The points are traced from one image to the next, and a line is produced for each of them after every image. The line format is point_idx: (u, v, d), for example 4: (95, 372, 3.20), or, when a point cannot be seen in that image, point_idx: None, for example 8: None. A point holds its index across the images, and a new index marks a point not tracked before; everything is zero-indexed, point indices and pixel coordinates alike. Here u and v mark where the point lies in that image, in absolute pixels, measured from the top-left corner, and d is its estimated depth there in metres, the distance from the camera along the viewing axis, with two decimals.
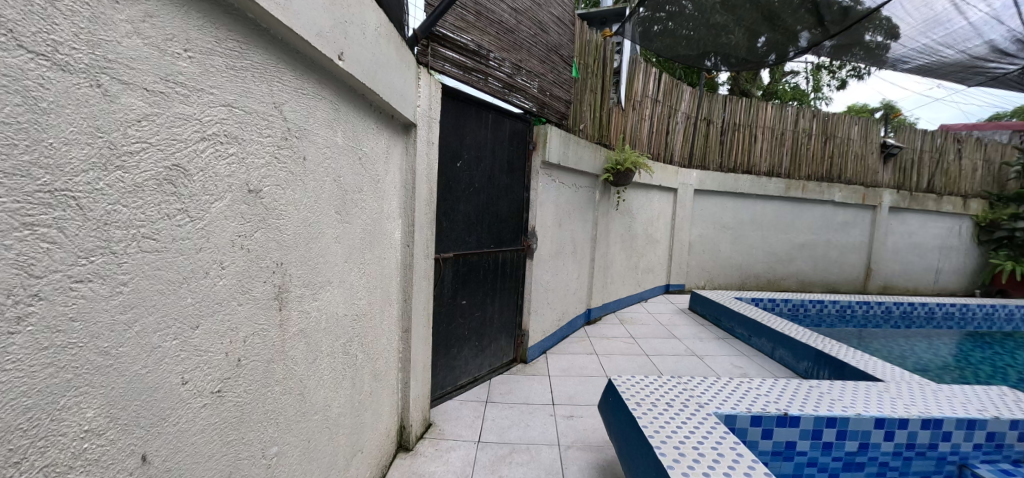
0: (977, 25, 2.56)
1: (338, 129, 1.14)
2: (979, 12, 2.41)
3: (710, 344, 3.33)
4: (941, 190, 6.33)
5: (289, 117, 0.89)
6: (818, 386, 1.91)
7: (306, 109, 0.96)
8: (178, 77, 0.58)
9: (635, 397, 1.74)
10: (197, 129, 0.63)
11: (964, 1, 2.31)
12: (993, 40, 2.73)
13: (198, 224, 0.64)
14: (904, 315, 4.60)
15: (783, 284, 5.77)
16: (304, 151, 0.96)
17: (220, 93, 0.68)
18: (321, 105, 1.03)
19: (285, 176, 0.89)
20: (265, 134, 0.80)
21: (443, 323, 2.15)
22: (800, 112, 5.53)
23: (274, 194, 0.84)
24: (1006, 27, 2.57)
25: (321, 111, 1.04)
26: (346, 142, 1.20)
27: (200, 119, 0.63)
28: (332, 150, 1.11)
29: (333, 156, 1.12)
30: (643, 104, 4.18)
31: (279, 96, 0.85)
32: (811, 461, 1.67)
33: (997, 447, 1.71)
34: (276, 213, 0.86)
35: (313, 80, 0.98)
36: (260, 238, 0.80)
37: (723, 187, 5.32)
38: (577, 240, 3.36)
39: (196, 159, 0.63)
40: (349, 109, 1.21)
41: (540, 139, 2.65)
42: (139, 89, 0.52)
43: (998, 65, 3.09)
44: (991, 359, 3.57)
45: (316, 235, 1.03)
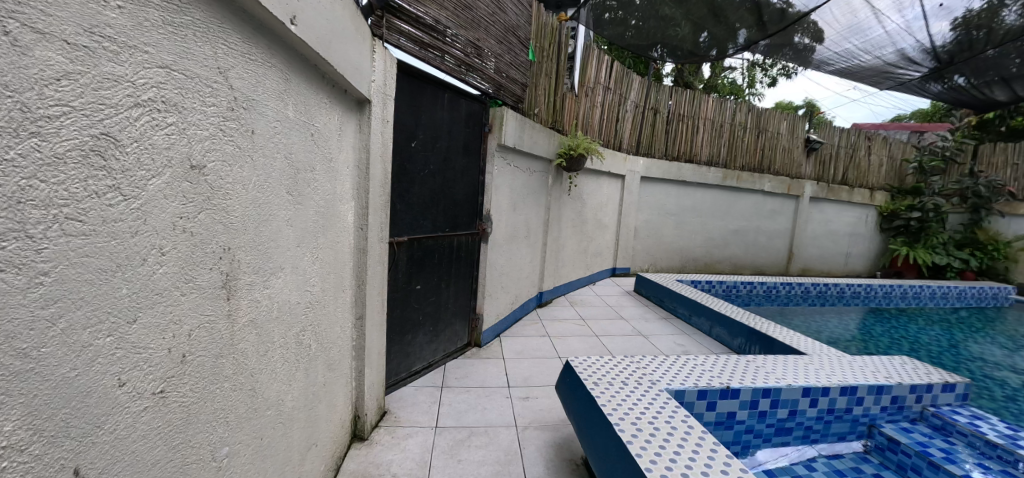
0: (892, 33, 2.73)
1: (289, 101, 1.04)
2: (894, 21, 2.58)
3: (655, 324, 3.59)
4: (853, 183, 7.29)
5: (235, 85, 0.79)
6: (754, 361, 2.12)
7: (254, 78, 0.86)
8: (106, 29, 0.50)
9: (593, 377, 1.84)
10: (129, 93, 0.54)
11: (882, 10, 2.46)
12: (904, 48, 2.91)
13: (134, 204, 0.56)
14: (820, 294, 5.29)
15: (718, 266, 6.35)
16: (253, 124, 0.87)
17: (156, 52, 0.58)
18: (271, 74, 0.94)
19: (231, 151, 0.79)
20: (208, 103, 0.71)
21: (397, 309, 2.10)
22: (738, 106, 6.00)
23: (220, 170, 0.75)
24: (915, 37, 2.75)
25: (271, 80, 0.94)
26: (298, 117, 1.10)
27: (133, 81, 0.55)
28: (283, 124, 1.01)
29: (284, 130, 1.02)
30: (596, 91, 4.26)
31: (224, 61, 0.75)
32: (749, 429, 1.86)
33: (898, 409, 2.03)
34: (223, 192, 0.77)
35: (262, 45, 0.88)
36: (205, 219, 0.72)
37: (667, 175, 5.65)
38: (532, 224, 3.38)
39: (129, 128, 0.54)
40: (301, 80, 1.11)
41: (496, 122, 2.58)
42: (58, 42, 0.44)
43: (906, 72, 3.28)
44: (889, 332, 4.20)
45: (268, 217, 0.96)
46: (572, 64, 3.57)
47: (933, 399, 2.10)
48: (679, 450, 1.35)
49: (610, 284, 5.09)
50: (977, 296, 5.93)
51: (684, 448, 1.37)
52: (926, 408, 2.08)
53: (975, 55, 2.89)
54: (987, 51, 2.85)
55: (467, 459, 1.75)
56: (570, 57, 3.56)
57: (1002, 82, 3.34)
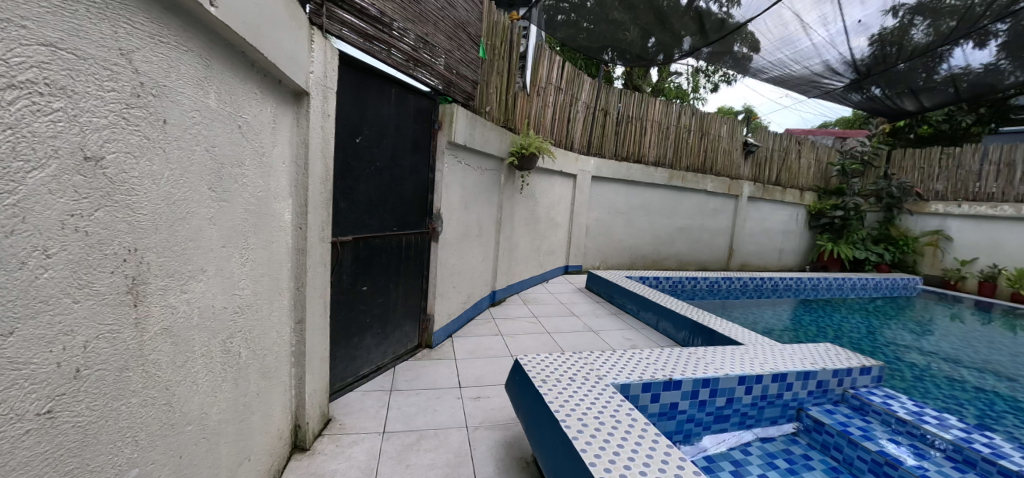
0: (818, 46, 2.86)
1: (210, 90, 1.02)
2: (819, 34, 2.71)
3: (605, 319, 3.67)
4: (785, 183, 7.74)
5: (141, 68, 0.77)
6: (696, 352, 2.15)
7: (165, 63, 0.84)
8: None
9: (541, 374, 1.81)
10: (2, 75, 0.52)
11: (809, 23, 2.58)
12: (828, 61, 3.05)
13: (9, 199, 0.54)
14: (757, 288, 5.57)
15: (665, 263, 6.55)
16: (164, 112, 0.85)
17: (36, 29, 0.57)
18: (187, 61, 0.92)
19: (137, 142, 0.77)
20: (106, 87, 0.70)
21: (342, 312, 2.03)
22: (683, 109, 6.23)
23: (122, 163, 0.73)
24: (838, 50, 2.89)
25: (187, 66, 0.91)
26: (220, 106, 1.07)
27: (6, 61, 0.53)
28: (203, 115, 0.99)
29: (204, 121, 1.00)
30: (547, 90, 4.30)
31: (126, 43, 0.73)
32: (689, 418, 1.87)
33: (823, 392, 2.14)
34: (126, 186, 0.75)
35: (176, 26, 0.86)
36: (103, 217, 0.70)
37: (616, 174, 5.74)
38: (485, 222, 3.36)
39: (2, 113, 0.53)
40: (224, 68, 1.08)
41: (446, 119, 2.57)
42: None
43: (830, 82, 3.41)
44: (817, 320, 4.49)
45: (182, 216, 0.93)
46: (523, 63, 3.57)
47: (851, 382, 2.23)
48: (622, 444, 1.38)
49: (563, 282, 5.15)
50: (890, 287, 6.48)
51: (627, 441, 1.40)
52: (846, 390, 2.22)
53: (887, 68, 3.04)
54: (897, 65, 3.00)
55: (415, 463, 1.71)
56: (523, 56, 3.56)
57: (914, 94, 3.51)
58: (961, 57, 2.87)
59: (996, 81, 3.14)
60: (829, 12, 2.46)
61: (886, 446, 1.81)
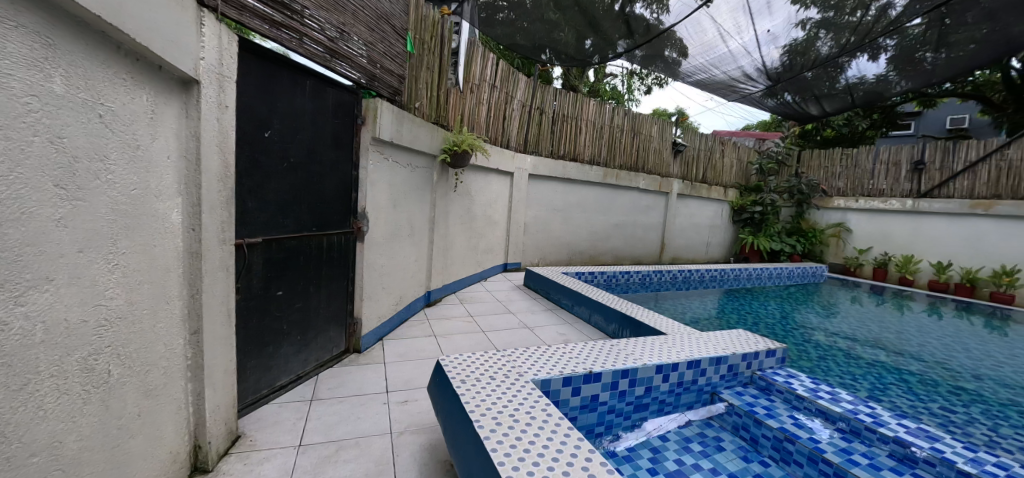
0: (732, 54, 3.06)
1: (55, 72, 0.91)
2: (735, 42, 2.90)
3: (540, 316, 3.63)
4: (711, 181, 8.28)
5: None
6: (618, 344, 2.19)
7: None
8: None
9: (460, 375, 1.74)
10: None
11: (727, 32, 2.77)
12: (743, 68, 3.26)
13: None
14: (685, 280, 5.90)
15: (601, 258, 6.62)
16: None
17: None
18: (18, 38, 0.82)
19: None
20: None
21: (253, 319, 1.86)
22: (615, 109, 6.47)
23: None
24: (749, 59, 3.11)
25: (18, 45, 0.82)
26: (71, 92, 0.96)
27: None
28: (43, 101, 0.88)
29: (46, 109, 0.88)
30: (481, 88, 4.31)
31: None
32: (611, 409, 1.90)
33: (734, 375, 2.27)
34: None
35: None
36: None
37: (552, 172, 5.73)
38: (417, 221, 3.24)
39: None
40: (77, 49, 0.96)
41: (370, 115, 2.45)
42: None
43: (745, 87, 3.64)
44: (739, 307, 4.75)
45: (16, 215, 0.82)
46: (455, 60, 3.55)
47: (759, 364, 2.37)
48: (535, 440, 1.35)
49: (501, 279, 5.07)
50: (801, 275, 7.12)
51: (542, 437, 1.37)
52: (754, 373, 2.37)
53: (795, 76, 3.28)
54: (805, 74, 3.25)
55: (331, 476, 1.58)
56: (455, 52, 3.54)
57: (816, 100, 3.75)
58: (859, 69, 3.09)
59: (887, 91, 3.36)
60: (742, 23, 2.67)
61: (785, 421, 1.93)
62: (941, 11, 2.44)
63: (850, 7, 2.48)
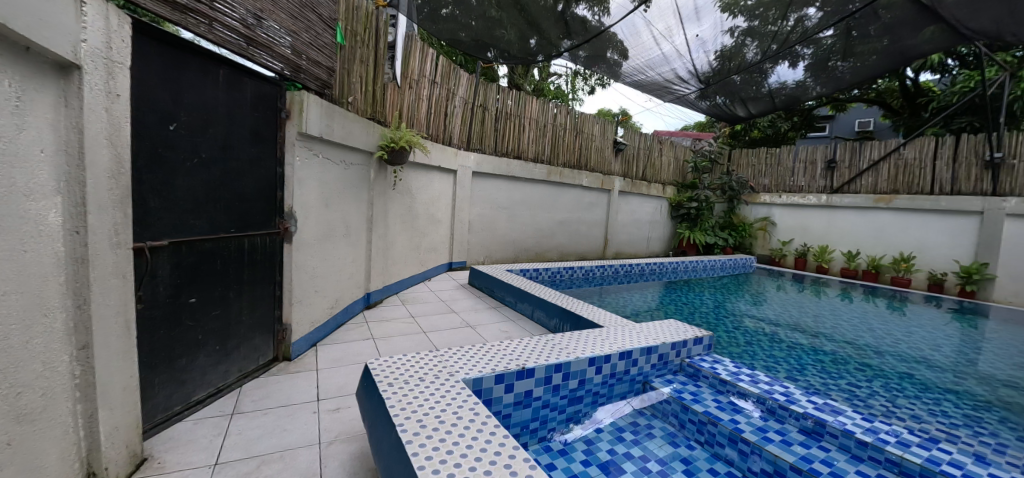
0: (665, 57, 3.19)
1: None
2: (668, 45, 3.01)
3: (483, 314, 3.55)
4: (650, 179, 8.64)
5: None
6: (553, 338, 2.22)
7: None
8: None
9: (388, 378, 1.67)
10: None
11: (661, 36, 2.89)
12: (677, 70, 3.39)
13: None
14: (627, 274, 6.15)
15: (546, 255, 6.63)
16: None
17: None
18: None
19: None
20: None
21: (161, 330, 1.64)
22: (557, 108, 6.56)
23: None
24: (681, 61, 3.24)
25: None
26: None
27: None
28: None
29: None
30: (421, 84, 4.25)
31: None
32: (545, 404, 1.94)
33: (664, 363, 2.38)
34: None
35: None
36: None
37: (497, 170, 5.69)
38: (353, 221, 3.08)
39: None
40: None
41: (295, 108, 2.31)
42: None
43: (680, 89, 3.81)
44: (677, 298, 4.97)
45: None
46: (392, 54, 3.47)
47: (687, 352, 2.52)
48: (462, 439, 1.32)
49: (445, 278, 4.93)
50: (732, 266, 7.63)
51: (469, 436, 1.35)
52: (684, 360, 2.50)
53: (724, 79, 3.46)
54: (732, 77, 3.44)
55: None
56: (392, 45, 3.45)
57: (741, 103, 4.00)
58: (782, 73, 3.31)
59: (804, 95, 3.62)
60: (674, 26, 2.78)
61: (709, 405, 2.08)
62: (850, 21, 2.64)
63: (771, 17, 2.69)
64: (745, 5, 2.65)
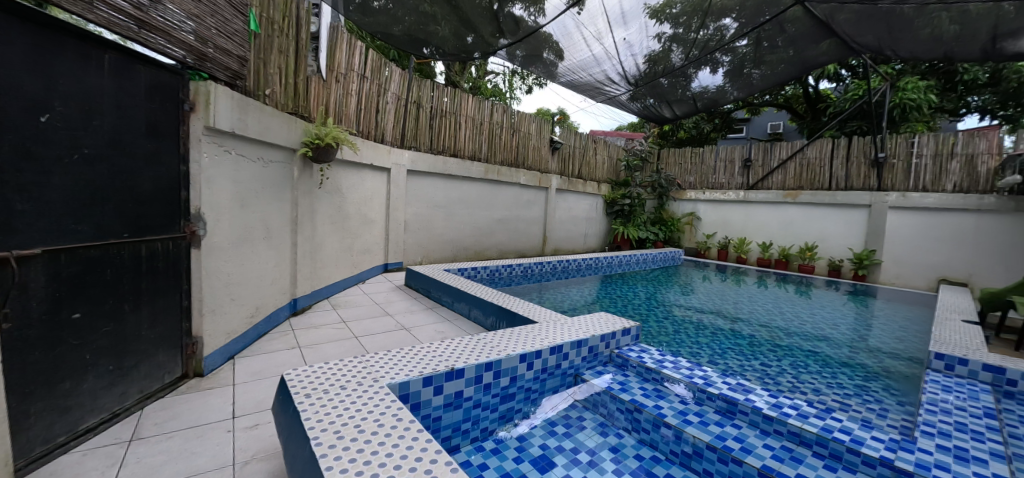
0: (596, 59, 3.31)
1: None
2: (598, 48, 3.14)
3: (419, 315, 3.49)
4: (586, 176, 8.95)
5: None
6: (486, 337, 2.27)
7: None
8: None
9: (305, 389, 1.59)
10: None
11: (590, 37, 2.99)
12: (608, 72, 3.54)
13: None
14: (564, 269, 6.41)
15: (486, 254, 6.64)
16: None
17: None
18: None
19: None
20: None
21: (37, 351, 1.37)
22: (494, 106, 6.60)
23: None
24: (613, 64, 3.38)
25: None
26: None
27: None
28: None
29: None
30: (349, 78, 4.09)
31: None
32: (476, 403, 1.96)
33: (594, 355, 2.52)
34: None
35: None
36: None
37: (433, 168, 5.60)
38: (273, 222, 2.88)
39: None
40: None
41: (200, 100, 2.07)
42: None
43: (610, 91, 3.99)
44: (612, 292, 5.21)
45: None
46: (316, 45, 3.33)
47: (617, 343, 2.68)
48: (382, 445, 1.27)
49: (381, 280, 4.75)
50: (662, 259, 8.18)
51: (389, 441, 1.30)
52: (613, 352, 2.66)
53: (653, 81, 3.64)
54: (660, 79, 3.64)
55: None
56: (315, 36, 3.30)
57: (668, 104, 4.24)
58: (704, 79, 3.56)
59: (722, 99, 3.92)
60: (604, 29, 2.90)
61: (636, 393, 2.21)
62: (760, 31, 2.87)
63: (693, 27, 2.86)
64: (672, 14, 2.81)
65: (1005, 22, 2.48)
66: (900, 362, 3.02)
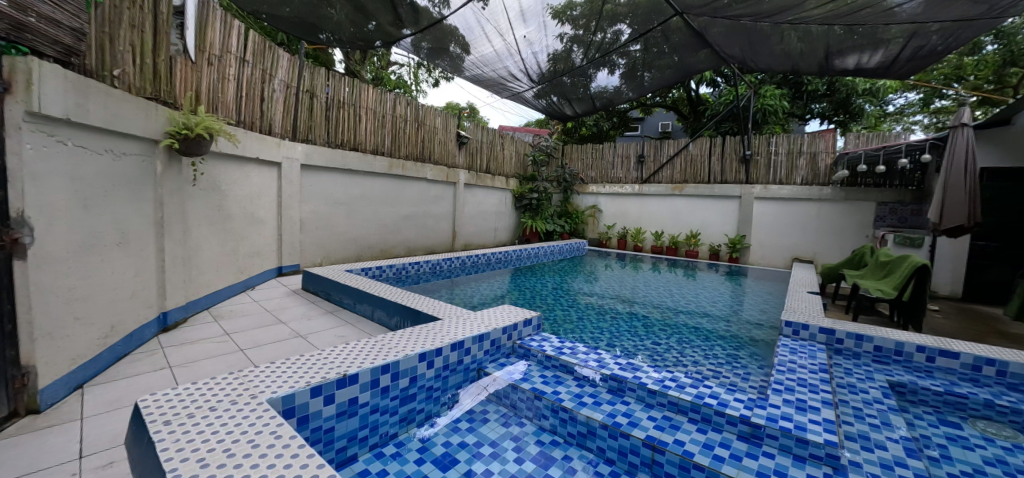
0: (499, 54, 3.38)
1: None
2: (493, 46, 3.25)
3: (318, 321, 3.33)
4: (495, 171, 9.02)
5: None
6: (385, 340, 2.29)
7: None
8: None
9: (164, 416, 1.39)
10: None
11: (489, 33, 3.05)
12: (511, 68, 3.67)
13: None
14: (473, 264, 6.60)
15: (393, 252, 6.47)
16: None
17: None
18: None
19: None
20: None
21: None
22: (396, 99, 6.44)
23: None
24: (515, 60, 3.49)
25: None
26: None
27: None
28: None
29: None
30: (225, 60, 3.71)
31: None
32: (374, 408, 1.96)
33: (495, 347, 2.69)
34: None
35: None
36: None
37: (332, 162, 5.32)
38: (130, 226, 2.51)
39: None
40: None
41: (20, 79, 1.69)
42: None
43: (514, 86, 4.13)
44: (522, 283, 5.46)
45: None
46: (181, 21, 3.00)
47: (519, 334, 2.90)
48: (253, 462, 1.13)
49: (273, 286, 4.38)
50: (568, 250, 8.69)
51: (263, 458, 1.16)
52: (514, 343, 2.86)
53: (557, 79, 3.82)
54: (562, 78, 3.83)
55: None
56: (179, 11, 2.98)
57: (569, 103, 4.49)
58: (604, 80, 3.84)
59: (618, 98, 4.24)
60: (506, 27, 2.98)
61: (536, 382, 2.39)
62: (650, 38, 3.15)
63: (591, 30, 3.05)
64: (572, 15, 2.95)
65: (836, 41, 2.99)
66: (763, 330, 3.63)
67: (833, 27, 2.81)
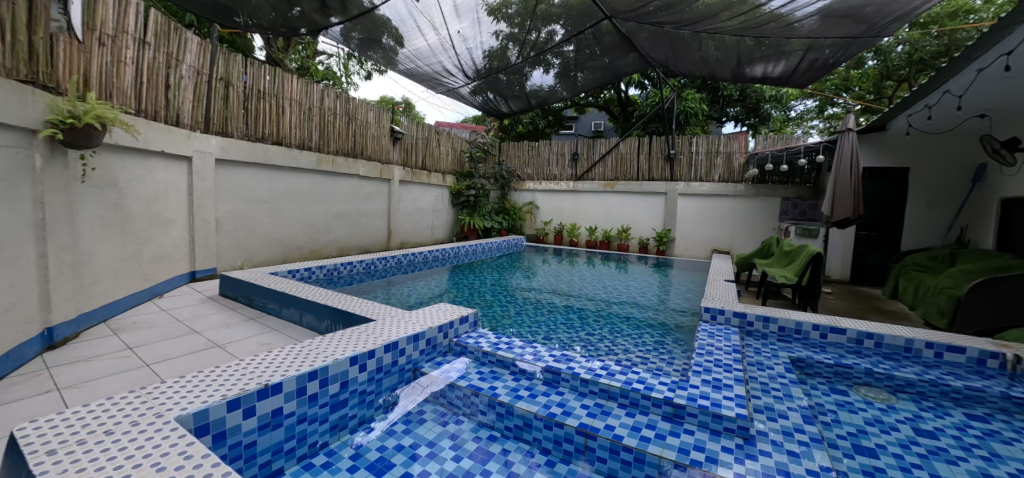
0: (433, 48, 3.34)
1: None
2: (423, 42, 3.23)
3: (238, 328, 3.15)
4: (431, 168, 8.83)
5: None
6: (313, 345, 2.24)
7: None
8: None
9: (45, 441, 1.23)
10: None
11: (420, 26, 3.01)
12: (445, 64, 3.65)
13: None
14: (410, 263, 6.52)
15: (323, 252, 6.19)
16: None
17: None
18: None
19: None
20: None
21: None
22: (323, 91, 6.17)
23: None
24: (448, 55, 3.46)
25: None
26: None
27: None
28: None
29: None
30: (121, 41, 3.32)
31: None
32: (301, 418, 1.92)
33: (430, 346, 2.74)
34: None
35: None
36: None
37: (251, 157, 4.97)
38: (4, 231, 2.21)
39: None
40: None
41: None
42: None
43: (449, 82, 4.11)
44: (461, 280, 5.52)
45: None
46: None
47: (455, 332, 2.98)
48: None
49: (185, 292, 4.03)
50: (507, 246, 8.82)
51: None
52: (451, 341, 2.93)
53: (494, 76, 3.87)
54: (498, 75, 3.88)
55: None
56: None
57: (505, 99, 4.56)
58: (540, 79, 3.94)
59: (553, 97, 4.37)
60: (437, 22, 2.96)
61: (473, 379, 2.47)
62: (582, 39, 3.27)
63: (526, 28, 3.12)
64: (507, 13, 2.99)
65: (746, 50, 3.27)
66: (686, 316, 4.03)
67: (744, 38, 3.11)
